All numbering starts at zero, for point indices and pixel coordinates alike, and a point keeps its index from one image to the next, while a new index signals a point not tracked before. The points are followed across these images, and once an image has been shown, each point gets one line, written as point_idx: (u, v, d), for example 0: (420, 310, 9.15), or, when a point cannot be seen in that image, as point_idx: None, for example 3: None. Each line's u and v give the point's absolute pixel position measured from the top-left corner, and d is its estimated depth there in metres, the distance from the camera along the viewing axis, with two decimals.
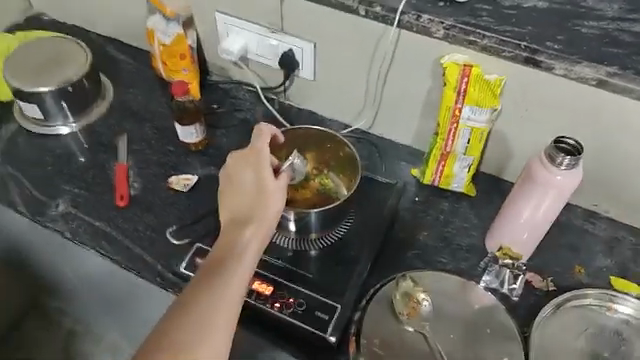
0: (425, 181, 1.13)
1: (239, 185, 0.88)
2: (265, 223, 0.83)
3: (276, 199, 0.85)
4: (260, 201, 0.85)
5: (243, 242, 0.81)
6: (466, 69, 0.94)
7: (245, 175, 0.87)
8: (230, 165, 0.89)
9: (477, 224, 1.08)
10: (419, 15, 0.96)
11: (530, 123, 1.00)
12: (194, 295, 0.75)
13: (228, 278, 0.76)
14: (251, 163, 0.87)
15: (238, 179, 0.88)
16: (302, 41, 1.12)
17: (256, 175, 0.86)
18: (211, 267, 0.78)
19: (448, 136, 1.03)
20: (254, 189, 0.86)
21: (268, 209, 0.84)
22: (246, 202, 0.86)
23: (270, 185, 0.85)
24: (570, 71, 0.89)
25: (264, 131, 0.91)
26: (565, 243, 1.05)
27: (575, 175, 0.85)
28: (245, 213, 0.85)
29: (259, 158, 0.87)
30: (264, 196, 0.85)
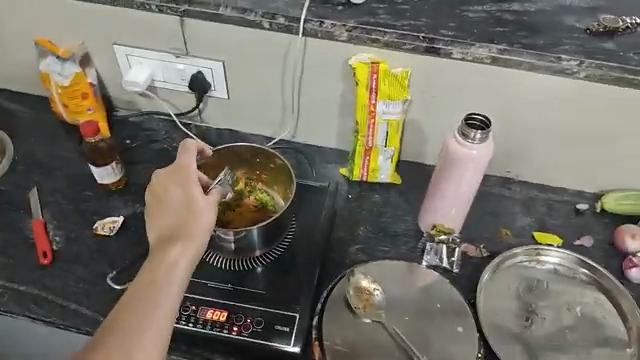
0: (355, 178, 1.16)
1: (166, 202, 0.85)
2: (195, 241, 0.80)
3: (206, 215, 0.83)
4: (188, 218, 0.82)
5: (171, 262, 0.78)
6: (374, 66, 0.99)
7: (172, 193, 0.85)
8: (156, 183, 0.86)
9: (409, 209, 1.13)
10: (322, 21, 0.99)
11: (439, 108, 1.07)
12: (123, 317, 0.72)
13: (157, 300, 0.74)
14: (178, 180, 0.85)
15: (164, 197, 0.85)
16: (210, 62, 1.12)
17: (183, 193, 0.84)
18: (139, 286, 0.75)
19: (369, 132, 1.07)
20: (183, 206, 0.83)
21: (197, 227, 0.82)
22: (173, 220, 0.83)
23: (200, 199, 0.84)
24: (466, 54, 0.96)
25: (189, 148, 0.90)
26: (489, 211, 1.13)
27: (488, 147, 0.92)
28: (173, 231, 0.82)
29: (186, 175, 0.86)
30: (194, 212, 0.83)
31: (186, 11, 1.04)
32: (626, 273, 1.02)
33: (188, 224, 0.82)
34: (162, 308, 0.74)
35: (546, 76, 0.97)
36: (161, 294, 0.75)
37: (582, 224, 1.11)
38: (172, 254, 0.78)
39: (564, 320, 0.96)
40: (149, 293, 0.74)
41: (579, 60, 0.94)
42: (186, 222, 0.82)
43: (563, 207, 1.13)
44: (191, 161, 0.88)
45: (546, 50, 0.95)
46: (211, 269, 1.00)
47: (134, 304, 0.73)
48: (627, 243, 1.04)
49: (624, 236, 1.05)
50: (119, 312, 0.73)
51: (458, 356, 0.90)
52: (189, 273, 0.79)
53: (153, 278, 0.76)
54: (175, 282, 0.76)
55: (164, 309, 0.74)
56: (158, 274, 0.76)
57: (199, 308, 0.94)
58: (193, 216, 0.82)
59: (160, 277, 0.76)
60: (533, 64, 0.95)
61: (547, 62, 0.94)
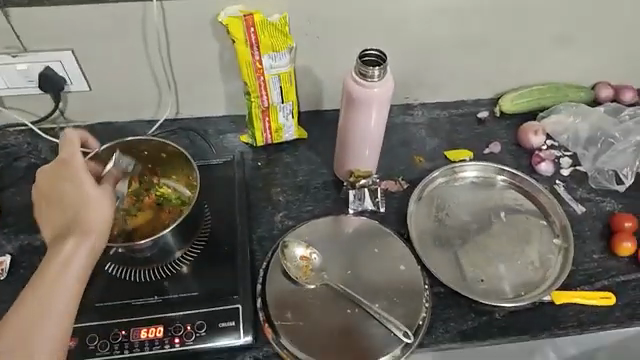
0: (259, 144, 1.08)
1: (57, 198, 0.74)
2: (90, 235, 0.70)
3: (102, 208, 0.72)
4: (79, 212, 0.71)
5: (63, 258, 0.68)
6: (248, 19, 0.89)
7: (60, 188, 0.74)
8: (43, 181, 0.75)
9: (323, 161, 1.08)
10: None
11: (326, 48, 1.00)
12: (5, 327, 0.63)
13: (46, 302, 0.65)
14: (66, 173, 0.74)
15: (51, 194, 0.74)
16: (56, 53, 0.95)
17: (72, 186, 0.73)
18: (28, 288, 0.66)
19: (261, 91, 0.99)
20: (72, 199, 0.72)
21: (92, 219, 0.71)
22: (66, 215, 0.72)
23: (90, 191, 0.73)
24: None
25: (69, 138, 0.76)
26: (399, 143, 1.11)
27: (388, 83, 0.86)
28: (65, 227, 0.71)
29: (72, 166, 0.74)
30: (85, 205, 0.72)
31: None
32: (536, 168, 1.06)
33: (80, 218, 0.71)
34: (54, 315, 0.65)
35: None
36: (55, 296, 0.65)
37: (487, 132, 1.12)
38: (63, 254, 0.68)
39: (495, 228, 0.98)
40: (39, 295, 0.65)
41: None
42: (79, 214, 0.71)
43: (465, 120, 1.14)
44: (75, 150, 0.76)
45: None
46: (130, 285, 0.89)
47: (23, 308, 0.64)
48: (531, 140, 1.08)
49: (528, 133, 1.08)
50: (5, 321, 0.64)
51: (409, 295, 0.89)
52: (87, 269, 0.70)
53: (43, 281, 0.66)
54: (69, 284, 0.67)
55: (60, 313, 0.65)
56: (48, 275, 0.66)
57: (131, 331, 0.84)
58: (84, 210, 0.71)
59: (51, 279, 0.66)
60: None
61: None
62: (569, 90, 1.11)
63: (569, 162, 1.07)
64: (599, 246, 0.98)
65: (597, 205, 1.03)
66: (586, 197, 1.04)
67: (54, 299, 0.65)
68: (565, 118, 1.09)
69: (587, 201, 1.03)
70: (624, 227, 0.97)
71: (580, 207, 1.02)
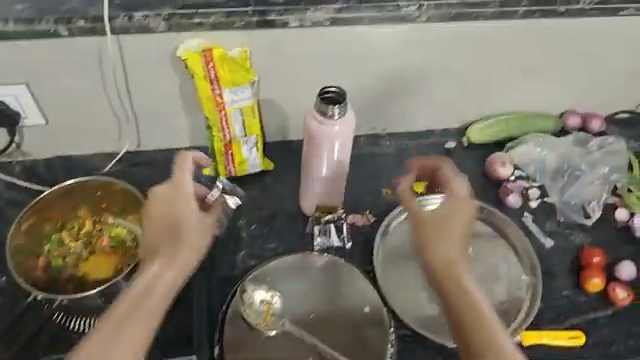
0: (223, 175, 1.04)
1: (156, 220, 0.75)
2: (180, 258, 0.72)
3: (188, 243, 0.74)
4: (177, 235, 0.74)
5: (149, 280, 0.70)
6: (207, 53, 0.87)
7: (167, 209, 0.76)
8: (156, 197, 0.76)
9: (289, 195, 1.05)
10: (130, 15, 0.83)
11: (291, 81, 0.98)
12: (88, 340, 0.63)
13: (125, 326, 0.65)
14: (177, 198, 0.77)
15: (159, 211, 0.75)
16: (10, 88, 0.92)
17: (183, 207, 0.76)
18: (113, 306, 0.67)
19: (223, 125, 0.95)
20: (174, 220, 0.75)
21: (187, 244, 0.74)
22: (156, 243, 0.73)
23: (192, 217, 0.76)
24: (304, 20, 0.87)
25: (185, 159, 0.80)
26: (366, 174, 1.09)
27: (348, 120, 0.86)
28: (161, 246, 0.73)
29: (182, 188, 0.77)
30: (187, 227, 0.75)
31: None
32: (504, 201, 1.05)
33: (178, 239, 0.74)
34: (135, 332, 0.65)
35: (391, 28, 0.91)
36: (136, 316, 0.66)
37: (456, 163, 1.11)
38: (152, 273, 0.70)
39: (464, 268, 0.96)
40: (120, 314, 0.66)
41: (417, 4, 0.89)
42: (186, 237, 0.74)
43: (433, 149, 1.12)
44: (185, 176, 0.79)
45: None
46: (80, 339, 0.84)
47: (107, 324, 0.65)
48: (499, 171, 1.06)
49: (496, 165, 1.07)
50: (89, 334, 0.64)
51: (373, 343, 0.86)
52: (171, 293, 0.70)
53: (129, 299, 0.67)
54: (152, 306, 0.67)
55: (140, 331, 0.65)
56: (130, 295, 0.68)
57: None
58: (182, 233, 0.74)
59: (135, 299, 0.67)
60: (375, 18, 0.89)
61: (388, 12, 0.88)
62: (538, 120, 1.10)
63: (537, 193, 1.07)
64: (567, 281, 0.99)
65: (566, 239, 1.03)
66: (554, 230, 1.04)
67: (127, 331, 0.64)
68: (533, 150, 1.08)
69: (556, 234, 1.03)
70: (592, 262, 0.98)
71: (549, 241, 1.03)
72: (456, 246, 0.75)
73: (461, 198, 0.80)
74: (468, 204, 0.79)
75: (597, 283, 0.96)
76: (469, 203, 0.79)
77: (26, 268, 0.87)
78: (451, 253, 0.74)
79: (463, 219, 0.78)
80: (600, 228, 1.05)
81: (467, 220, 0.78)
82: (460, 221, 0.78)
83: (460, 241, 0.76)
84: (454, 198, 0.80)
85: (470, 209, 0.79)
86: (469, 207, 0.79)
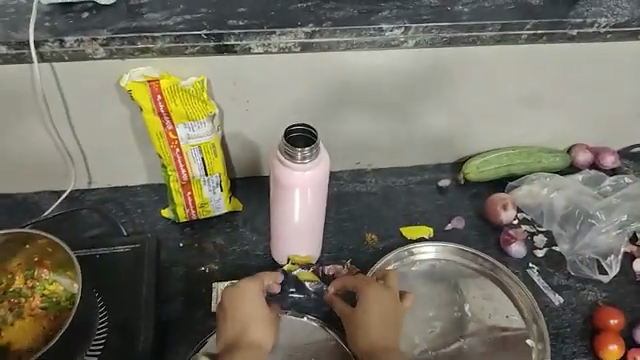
0: (182, 219, 0.91)
1: (234, 314, 0.77)
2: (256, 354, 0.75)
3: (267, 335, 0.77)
4: (251, 332, 0.76)
5: None
6: (154, 84, 0.74)
7: (249, 304, 0.78)
8: (230, 296, 0.78)
9: (258, 240, 0.91)
10: (61, 40, 0.71)
11: (259, 113, 0.85)
12: None
13: None
14: (255, 294, 0.78)
15: (238, 308, 0.77)
16: None
17: (256, 302, 0.78)
18: None
19: (178, 164, 0.82)
20: (250, 319, 0.77)
21: (260, 342, 0.76)
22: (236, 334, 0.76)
23: (264, 314, 0.78)
24: (269, 46, 0.75)
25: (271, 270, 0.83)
26: (348, 215, 0.95)
27: (322, 163, 0.73)
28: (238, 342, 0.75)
29: (263, 282, 0.80)
30: (260, 328, 0.77)
31: None
32: (506, 250, 0.91)
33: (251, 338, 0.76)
34: None
35: (369, 52, 0.80)
36: None
37: (450, 203, 0.97)
38: None
39: (456, 328, 0.84)
40: None
41: (403, 27, 0.77)
42: (264, 331, 0.77)
43: (425, 188, 0.98)
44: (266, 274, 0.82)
45: (363, 21, 0.77)
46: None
47: None
48: (499, 215, 0.93)
49: (497, 207, 0.93)
50: None
51: None
52: None
53: None
54: None
55: None
56: None
57: None
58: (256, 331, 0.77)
59: None
60: (354, 42, 0.77)
61: (368, 36, 0.77)
62: (543, 156, 0.96)
63: (544, 240, 0.93)
64: (579, 347, 0.85)
65: (578, 295, 0.89)
66: (563, 284, 0.90)
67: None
68: (538, 191, 0.95)
69: (566, 289, 0.89)
70: (610, 325, 0.84)
71: (558, 297, 0.89)
72: (388, 341, 0.76)
73: (372, 288, 0.79)
74: (385, 293, 0.79)
75: (616, 351, 0.82)
76: (385, 298, 0.79)
77: None
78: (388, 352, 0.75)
79: (389, 310, 0.78)
80: (616, 281, 0.91)
81: (390, 314, 0.78)
82: (388, 313, 0.78)
83: (392, 328, 0.77)
84: (366, 296, 0.79)
85: (392, 303, 0.79)
86: (388, 299, 0.79)
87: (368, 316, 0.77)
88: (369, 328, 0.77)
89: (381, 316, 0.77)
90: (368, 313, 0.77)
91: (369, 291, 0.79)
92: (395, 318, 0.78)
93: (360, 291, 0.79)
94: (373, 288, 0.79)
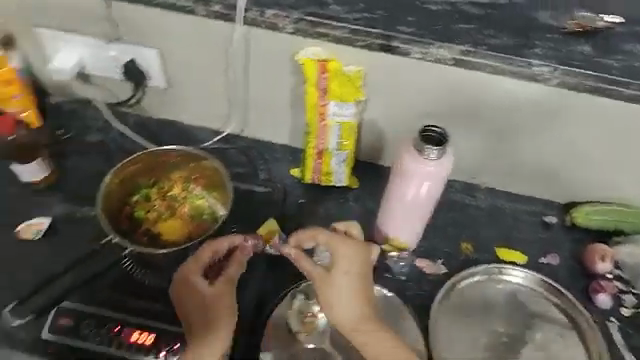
0: (307, 180, 1.06)
1: (183, 295, 0.82)
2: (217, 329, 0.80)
3: (223, 308, 0.81)
4: (204, 306, 0.81)
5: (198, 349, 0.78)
6: (324, 64, 0.88)
7: (192, 283, 0.82)
8: (180, 272, 0.83)
9: (366, 218, 1.04)
10: (262, 11, 0.86)
11: (399, 108, 0.96)
12: None
13: None
14: (195, 271, 0.83)
15: (183, 288, 0.82)
16: (145, 49, 0.98)
17: (199, 279, 0.82)
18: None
19: (320, 134, 0.97)
20: (200, 299, 0.81)
21: (215, 313, 0.80)
22: (191, 310, 0.81)
23: (205, 291, 0.81)
24: (426, 54, 0.85)
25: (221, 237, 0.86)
26: (451, 222, 1.06)
27: (445, 165, 0.83)
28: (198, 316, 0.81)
29: (201, 259, 0.83)
30: (213, 302, 0.81)
31: None
32: (593, 298, 0.95)
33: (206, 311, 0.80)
34: None
35: (520, 83, 0.87)
36: None
37: (551, 239, 1.03)
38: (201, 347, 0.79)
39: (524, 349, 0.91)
40: None
41: (551, 67, 0.83)
42: (222, 302, 0.81)
43: (530, 219, 1.05)
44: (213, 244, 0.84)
45: (514, 52, 0.84)
46: (146, 289, 0.92)
47: None
48: (596, 264, 0.96)
49: (595, 256, 0.97)
50: None
51: None
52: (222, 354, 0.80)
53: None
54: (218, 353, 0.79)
55: None
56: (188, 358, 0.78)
57: (124, 329, 0.86)
58: (210, 306, 0.81)
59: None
60: (500, 68, 0.85)
61: (514, 66, 0.84)
62: None
63: (634, 301, 0.96)
64: None
65: None
66: None
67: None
68: None
69: None
70: None
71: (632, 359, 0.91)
72: (358, 305, 0.81)
73: (338, 244, 0.82)
74: (351, 247, 0.82)
75: None
76: (353, 263, 0.81)
77: (112, 212, 0.93)
78: (359, 312, 0.81)
79: (358, 261, 0.82)
80: None
81: (360, 280, 0.82)
82: (357, 265, 0.82)
83: (361, 291, 0.82)
84: (338, 257, 0.81)
85: (361, 257, 0.82)
86: (355, 252, 0.82)
87: (338, 270, 0.81)
88: (343, 282, 0.81)
89: (352, 267, 0.81)
90: (338, 265, 0.81)
91: (340, 252, 0.82)
92: (361, 276, 0.82)
93: (333, 251, 0.82)
94: (338, 242, 0.82)
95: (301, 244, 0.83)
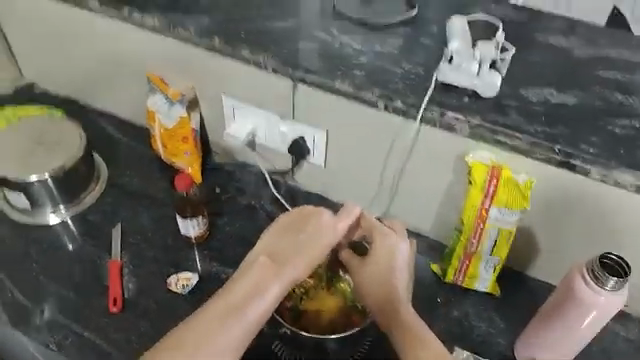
0: (447, 280, 1.05)
1: (283, 228, 0.83)
2: (282, 278, 0.76)
3: (304, 259, 0.79)
4: (294, 255, 0.79)
5: (251, 290, 0.74)
6: (495, 170, 0.88)
7: (298, 222, 0.83)
8: (296, 211, 0.85)
9: (505, 330, 1.00)
10: (443, 112, 0.89)
11: (563, 224, 0.94)
12: (191, 329, 0.71)
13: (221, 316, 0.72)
14: (306, 218, 0.83)
15: (287, 225, 0.83)
16: (315, 130, 1.05)
17: (300, 224, 0.83)
18: (218, 295, 0.74)
19: (474, 235, 0.95)
20: (296, 244, 0.80)
21: (297, 262, 0.78)
22: (281, 244, 0.81)
23: (297, 238, 0.81)
24: (607, 177, 0.83)
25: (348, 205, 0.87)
26: (601, 352, 0.98)
27: (619, 296, 0.81)
28: (277, 255, 0.79)
29: (311, 214, 0.84)
30: (300, 255, 0.79)
31: (301, 77, 0.97)
32: None
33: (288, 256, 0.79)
34: (226, 335, 0.71)
35: None
36: (233, 319, 0.72)
37: None
38: (259, 284, 0.75)
39: None
40: (233, 308, 0.72)
41: None
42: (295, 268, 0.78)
43: None
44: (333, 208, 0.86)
45: None
46: None
47: (218, 311, 0.72)
48: None
49: None
50: (197, 318, 0.72)
51: None
52: (260, 321, 0.73)
53: (235, 295, 0.74)
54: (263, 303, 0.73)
55: (234, 331, 0.71)
56: (242, 294, 0.74)
57: None
58: (298, 255, 0.79)
59: (237, 297, 0.73)
60: None
61: None
62: None
63: None
64: None
65: None
66: None
67: (233, 326, 0.71)
68: None
69: None
70: None
71: None
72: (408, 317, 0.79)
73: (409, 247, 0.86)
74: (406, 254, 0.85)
75: None
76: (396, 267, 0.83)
77: None
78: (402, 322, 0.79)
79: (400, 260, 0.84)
80: None
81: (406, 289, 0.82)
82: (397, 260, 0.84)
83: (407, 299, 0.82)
84: (380, 250, 0.85)
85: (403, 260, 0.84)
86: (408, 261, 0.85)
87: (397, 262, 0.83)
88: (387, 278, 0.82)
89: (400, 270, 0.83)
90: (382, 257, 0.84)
91: (379, 247, 0.85)
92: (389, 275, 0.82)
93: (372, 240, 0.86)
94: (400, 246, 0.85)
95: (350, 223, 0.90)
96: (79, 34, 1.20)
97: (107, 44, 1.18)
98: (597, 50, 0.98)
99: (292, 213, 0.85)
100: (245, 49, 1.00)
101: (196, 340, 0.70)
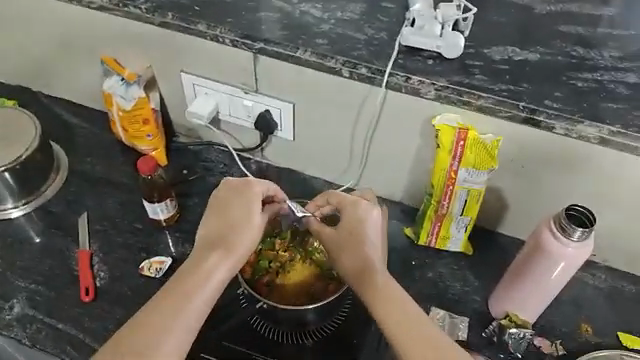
0: (420, 242, 1.07)
1: (220, 209, 0.83)
2: (230, 258, 0.78)
3: (248, 236, 0.81)
4: (235, 233, 0.81)
5: (202, 274, 0.76)
6: (462, 132, 0.88)
7: (235, 201, 0.84)
8: (225, 188, 0.85)
9: (480, 287, 1.03)
10: (408, 77, 0.88)
11: (530, 180, 0.96)
12: (150, 318, 0.72)
13: (177, 302, 0.73)
14: (240, 195, 0.84)
15: (224, 205, 0.83)
16: (280, 103, 1.03)
17: (234, 203, 0.83)
18: (170, 283, 0.75)
19: (444, 197, 0.96)
20: (234, 222, 0.82)
21: (242, 240, 0.80)
22: (218, 225, 0.82)
23: (235, 217, 0.82)
24: (571, 131, 0.85)
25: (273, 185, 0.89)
26: (571, 301, 1.02)
27: (586, 247, 0.84)
28: (218, 236, 0.81)
29: (246, 191, 0.84)
30: (242, 233, 0.81)
31: (261, 49, 0.95)
32: None
33: (232, 237, 0.80)
34: (184, 319, 0.72)
35: None
36: (188, 303, 0.73)
37: None
38: (209, 267, 0.77)
39: None
40: (187, 292, 0.74)
41: None
42: (241, 245, 0.80)
43: None
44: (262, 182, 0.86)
45: None
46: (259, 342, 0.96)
47: (171, 298, 0.73)
48: None
49: None
50: (153, 307, 0.73)
51: None
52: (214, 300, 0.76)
53: (186, 280, 0.75)
54: (215, 284, 0.76)
55: (192, 314, 0.73)
56: (193, 279, 0.75)
57: None
58: (240, 234, 0.81)
59: (191, 283, 0.75)
60: None
61: None
62: None
63: None
64: None
65: None
66: None
67: (188, 309, 0.73)
68: None
69: None
70: None
71: None
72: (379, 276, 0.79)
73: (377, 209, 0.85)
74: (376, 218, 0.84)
75: None
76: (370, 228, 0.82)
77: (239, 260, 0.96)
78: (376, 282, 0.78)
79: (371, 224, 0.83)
80: None
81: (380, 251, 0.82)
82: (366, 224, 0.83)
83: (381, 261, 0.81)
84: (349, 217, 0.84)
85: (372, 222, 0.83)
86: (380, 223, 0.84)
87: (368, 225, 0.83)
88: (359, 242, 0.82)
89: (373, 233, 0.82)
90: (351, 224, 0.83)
91: (348, 214, 0.84)
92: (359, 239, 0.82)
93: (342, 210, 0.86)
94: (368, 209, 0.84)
95: (319, 204, 0.91)
96: (21, 16, 1.13)
97: (52, 26, 1.12)
98: (558, 6, 0.98)
99: (220, 191, 0.85)
100: (201, 23, 0.96)
101: (155, 328, 0.71)
